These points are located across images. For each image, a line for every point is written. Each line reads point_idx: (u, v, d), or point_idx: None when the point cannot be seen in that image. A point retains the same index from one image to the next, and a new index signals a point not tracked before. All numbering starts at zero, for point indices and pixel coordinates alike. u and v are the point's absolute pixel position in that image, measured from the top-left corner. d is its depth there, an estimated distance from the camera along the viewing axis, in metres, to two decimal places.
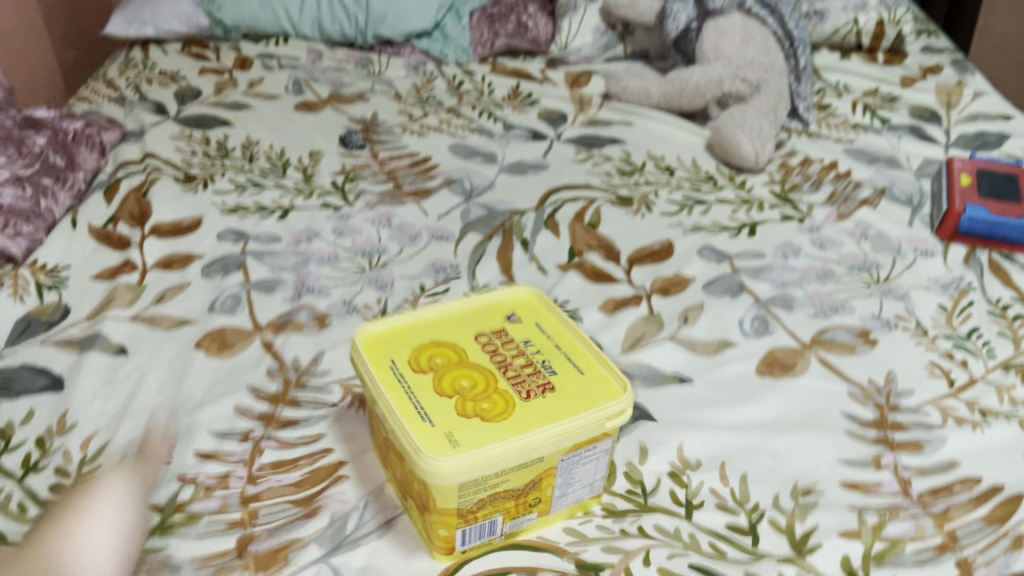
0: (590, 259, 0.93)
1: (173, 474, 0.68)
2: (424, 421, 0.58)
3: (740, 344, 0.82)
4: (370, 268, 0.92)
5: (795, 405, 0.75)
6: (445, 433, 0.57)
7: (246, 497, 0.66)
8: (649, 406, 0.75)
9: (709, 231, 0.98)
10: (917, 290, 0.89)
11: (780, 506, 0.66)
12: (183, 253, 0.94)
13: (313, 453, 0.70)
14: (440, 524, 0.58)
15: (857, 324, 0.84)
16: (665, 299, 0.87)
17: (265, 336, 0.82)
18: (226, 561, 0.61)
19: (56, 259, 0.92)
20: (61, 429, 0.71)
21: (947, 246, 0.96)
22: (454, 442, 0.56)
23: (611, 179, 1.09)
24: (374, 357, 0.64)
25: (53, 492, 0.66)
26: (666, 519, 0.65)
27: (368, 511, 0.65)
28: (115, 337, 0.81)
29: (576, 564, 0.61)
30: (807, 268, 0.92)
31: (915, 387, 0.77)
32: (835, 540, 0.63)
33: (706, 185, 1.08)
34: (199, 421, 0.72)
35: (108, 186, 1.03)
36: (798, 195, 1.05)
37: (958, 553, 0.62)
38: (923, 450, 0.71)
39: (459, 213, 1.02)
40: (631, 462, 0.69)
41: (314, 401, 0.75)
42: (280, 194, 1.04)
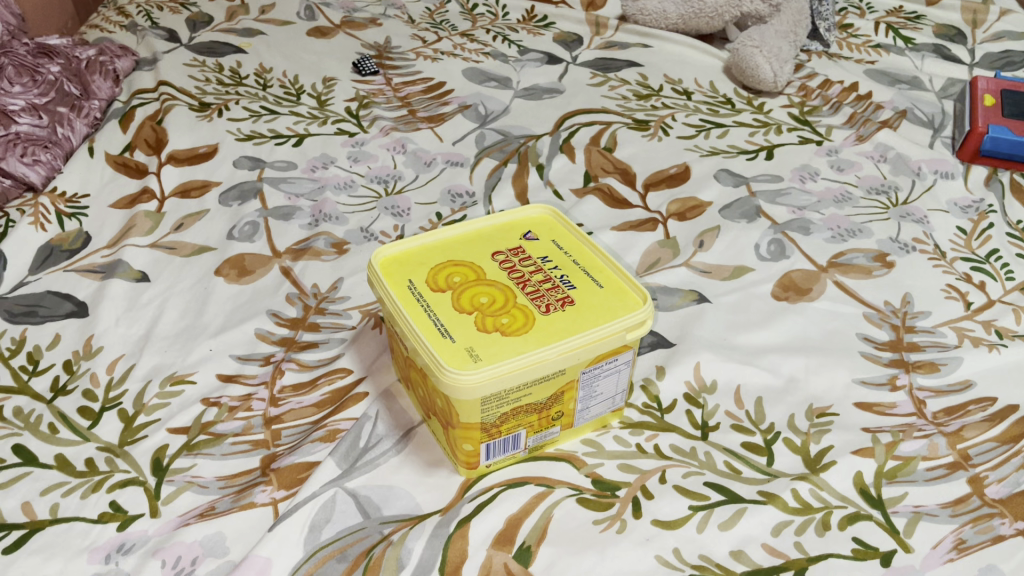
0: (607, 183, 0.93)
1: (197, 396, 0.69)
2: (446, 338, 0.58)
3: (756, 268, 0.82)
4: (386, 194, 0.92)
5: (810, 328, 0.75)
6: (467, 347, 0.58)
7: (269, 418, 0.68)
8: (667, 331, 0.75)
9: (726, 155, 0.97)
10: (936, 213, 0.88)
11: (795, 427, 0.67)
12: (200, 181, 0.94)
13: (330, 373, 0.72)
14: (464, 438, 0.60)
15: (874, 247, 0.84)
16: (681, 224, 0.87)
17: (284, 263, 0.83)
18: (252, 479, 0.63)
19: (74, 187, 0.92)
20: (87, 353, 0.73)
21: (968, 168, 0.95)
22: (476, 357, 0.57)
23: (626, 103, 1.07)
24: (392, 278, 0.64)
25: (82, 413, 0.68)
26: (682, 438, 0.66)
27: (382, 426, 0.67)
28: (136, 265, 0.82)
29: (593, 481, 0.63)
30: (825, 191, 0.91)
31: (931, 309, 0.77)
32: (848, 459, 0.64)
33: (723, 109, 1.06)
34: (220, 346, 0.74)
35: (122, 115, 1.03)
36: (817, 117, 1.04)
37: (969, 471, 0.63)
38: (938, 371, 0.71)
39: (474, 139, 1.02)
40: (648, 384, 0.71)
41: (332, 325, 0.76)
42: (293, 121, 1.04)
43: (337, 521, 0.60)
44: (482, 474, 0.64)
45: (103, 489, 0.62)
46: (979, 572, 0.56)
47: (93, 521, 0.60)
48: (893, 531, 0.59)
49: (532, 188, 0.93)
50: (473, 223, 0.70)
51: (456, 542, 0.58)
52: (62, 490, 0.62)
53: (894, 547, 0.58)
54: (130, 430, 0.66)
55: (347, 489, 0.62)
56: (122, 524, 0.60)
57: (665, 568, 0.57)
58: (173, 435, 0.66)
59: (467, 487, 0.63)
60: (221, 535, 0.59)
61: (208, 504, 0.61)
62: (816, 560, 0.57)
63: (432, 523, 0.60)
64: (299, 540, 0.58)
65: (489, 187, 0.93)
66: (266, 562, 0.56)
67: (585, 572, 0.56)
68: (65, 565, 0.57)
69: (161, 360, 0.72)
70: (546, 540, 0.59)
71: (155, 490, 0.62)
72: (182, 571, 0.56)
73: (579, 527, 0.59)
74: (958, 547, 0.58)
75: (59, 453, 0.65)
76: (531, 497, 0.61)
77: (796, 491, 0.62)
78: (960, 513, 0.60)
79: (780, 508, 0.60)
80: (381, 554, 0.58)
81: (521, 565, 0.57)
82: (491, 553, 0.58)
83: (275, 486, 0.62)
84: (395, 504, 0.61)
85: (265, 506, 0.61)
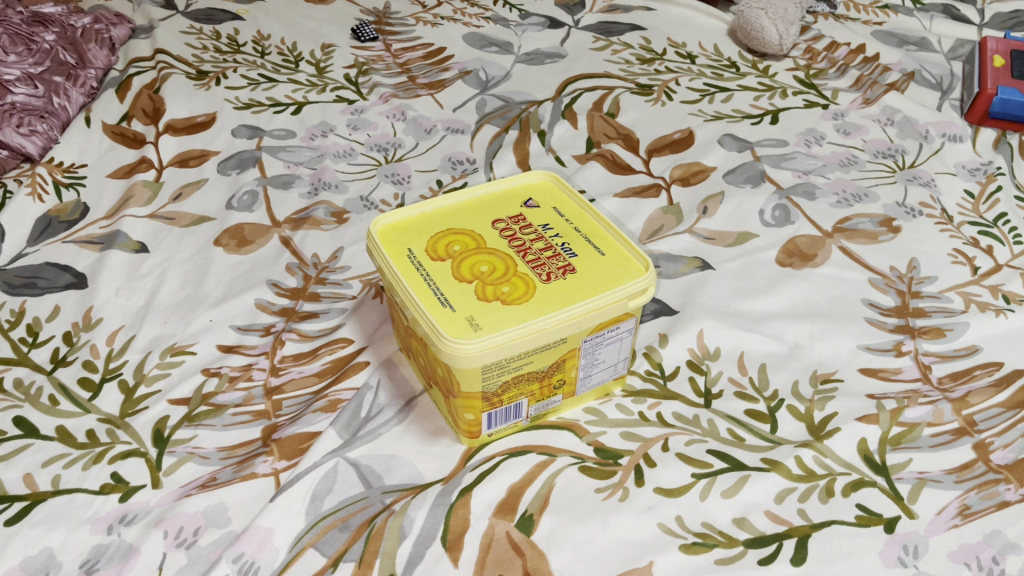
0: (609, 149, 0.92)
1: (198, 367, 0.69)
2: (445, 307, 0.58)
3: (760, 234, 0.81)
4: (386, 162, 0.91)
5: (814, 294, 0.74)
6: (467, 316, 0.57)
7: (270, 388, 0.68)
8: (670, 298, 0.75)
9: (731, 119, 0.96)
10: (943, 176, 0.87)
11: (799, 394, 0.66)
12: (198, 150, 0.93)
13: (331, 343, 0.71)
14: (466, 408, 0.60)
15: (880, 212, 0.83)
16: (685, 190, 0.86)
17: (283, 232, 0.82)
18: (253, 450, 0.63)
19: (72, 157, 0.91)
20: (87, 324, 0.72)
21: (976, 131, 0.93)
22: (476, 326, 0.56)
23: (629, 68, 1.06)
24: (391, 247, 0.63)
25: (83, 385, 0.67)
26: (685, 406, 0.66)
27: (383, 395, 0.66)
28: (135, 235, 0.82)
29: (595, 449, 0.63)
30: (831, 155, 0.90)
31: (938, 274, 0.76)
32: (852, 425, 0.63)
33: (728, 73, 1.05)
34: (219, 316, 0.73)
35: (119, 84, 1.01)
36: (823, 80, 1.02)
37: (975, 437, 0.62)
38: (944, 336, 0.70)
39: (474, 105, 1.00)
40: (650, 352, 0.70)
41: (333, 295, 0.76)
42: (292, 89, 1.03)
43: (338, 491, 0.60)
44: (484, 443, 0.63)
45: (105, 460, 0.62)
46: (983, 538, 0.56)
47: (95, 492, 0.60)
48: (897, 497, 0.59)
49: (534, 155, 0.92)
50: (473, 190, 0.69)
51: (458, 511, 0.58)
52: (63, 462, 0.62)
53: (898, 513, 0.58)
54: (131, 401, 0.66)
55: (348, 459, 0.62)
56: (124, 495, 0.60)
57: (667, 536, 0.57)
58: (174, 406, 0.66)
59: (468, 456, 0.62)
60: (223, 505, 0.59)
61: (209, 475, 0.61)
62: (819, 527, 0.57)
63: (434, 492, 0.60)
64: (301, 509, 0.58)
65: (490, 154, 0.92)
66: (268, 532, 0.56)
67: (587, 539, 0.56)
68: (67, 536, 0.57)
69: (161, 331, 0.72)
70: (548, 508, 0.58)
71: (156, 461, 0.62)
72: (185, 542, 0.57)
73: (581, 495, 0.59)
74: (962, 513, 0.58)
75: (60, 425, 0.64)
76: (533, 466, 0.61)
77: (800, 458, 0.61)
78: (965, 479, 0.60)
79: (783, 475, 0.60)
80: (383, 523, 0.58)
81: (523, 534, 0.57)
82: (494, 522, 0.58)
83: (276, 456, 0.62)
84: (397, 474, 0.61)
85: (267, 477, 0.61)
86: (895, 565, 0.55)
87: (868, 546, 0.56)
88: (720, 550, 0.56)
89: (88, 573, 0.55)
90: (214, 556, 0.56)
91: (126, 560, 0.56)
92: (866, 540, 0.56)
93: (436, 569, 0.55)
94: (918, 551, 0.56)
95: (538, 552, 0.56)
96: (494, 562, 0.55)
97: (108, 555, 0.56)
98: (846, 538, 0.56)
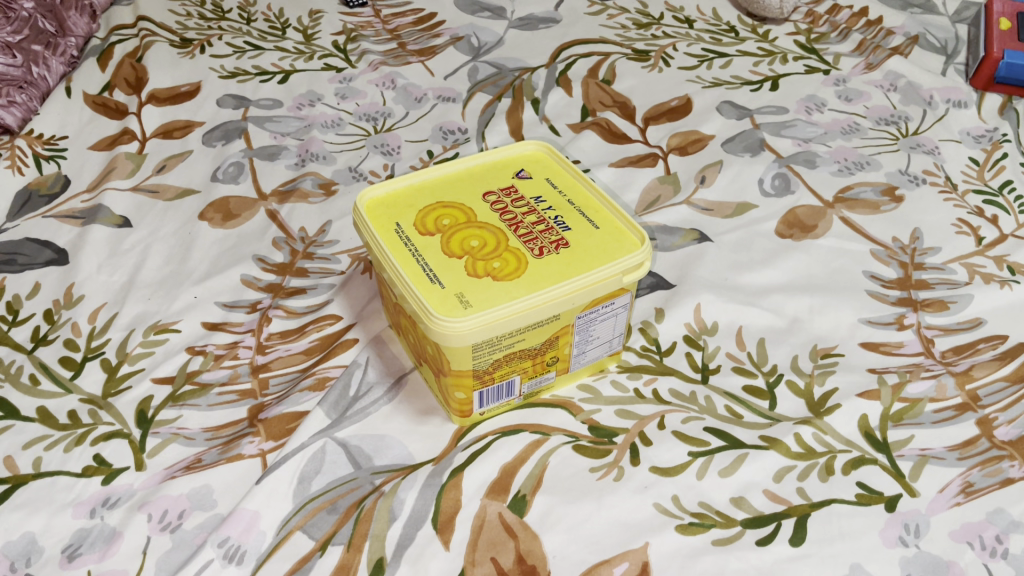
0: (605, 117, 0.90)
1: (182, 345, 0.67)
2: (434, 284, 0.56)
3: (759, 204, 0.78)
4: (375, 132, 0.89)
5: (815, 266, 0.72)
6: (456, 293, 0.55)
7: (256, 366, 0.66)
8: (667, 272, 0.73)
9: (729, 86, 0.93)
10: (948, 143, 0.85)
11: (798, 369, 0.65)
12: (182, 121, 0.90)
13: (319, 319, 0.69)
14: (457, 386, 0.58)
15: (882, 180, 0.81)
16: (682, 160, 0.84)
17: (270, 206, 0.80)
18: (238, 430, 0.61)
19: (52, 128, 0.89)
20: (69, 302, 0.71)
21: (982, 96, 0.91)
22: (465, 303, 0.55)
23: (626, 33, 1.03)
24: (379, 221, 0.62)
25: (64, 364, 0.66)
26: (682, 383, 0.64)
27: (372, 372, 0.65)
28: (117, 210, 0.79)
29: (590, 427, 0.61)
30: (832, 122, 0.88)
31: (941, 245, 0.74)
32: (853, 402, 0.62)
33: (727, 37, 1.02)
34: (205, 293, 0.71)
35: (101, 52, 0.98)
36: (824, 45, 1.00)
37: (978, 413, 0.61)
38: (948, 309, 0.69)
39: (466, 72, 0.98)
40: (647, 328, 0.68)
41: (321, 270, 0.74)
42: (279, 57, 1.00)
43: (327, 472, 0.58)
44: (476, 422, 0.62)
45: (87, 442, 0.60)
46: (986, 517, 0.55)
47: (77, 474, 0.58)
48: (899, 475, 0.57)
49: (527, 124, 0.90)
50: (463, 161, 0.67)
51: (449, 492, 0.57)
52: (44, 444, 0.60)
53: (900, 491, 0.56)
54: (114, 380, 0.65)
55: (337, 439, 0.60)
56: (107, 478, 0.58)
57: (663, 516, 0.55)
58: (158, 385, 0.64)
59: (460, 436, 0.61)
60: (208, 488, 0.57)
61: (195, 456, 0.60)
62: (819, 507, 0.56)
63: (425, 473, 0.58)
64: (288, 491, 0.57)
65: (483, 123, 0.90)
66: (254, 515, 0.55)
67: (581, 521, 0.55)
68: (49, 521, 0.56)
69: (144, 308, 0.70)
70: (542, 488, 0.57)
71: (140, 442, 0.61)
72: (169, 525, 0.55)
73: (575, 474, 0.58)
74: (965, 491, 0.56)
75: (40, 405, 0.63)
76: (526, 445, 0.60)
77: (800, 435, 0.60)
78: (969, 456, 0.58)
79: (782, 453, 0.59)
80: (373, 505, 0.56)
81: (515, 515, 0.56)
82: (486, 502, 0.56)
83: (263, 437, 0.60)
84: (387, 454, 0.60)
85: (253, 458, 0.59)
86: (897, 545, 0.54)
87: (868, 526, 0.54)
88: (717, 531, 0.55)
89: (70, 558, 0.54)
90: (200, 539, 0.55)
91: (109, 545, 0.54)
92: (867, 520, 0.55)
93: (427, 552, 0.54)
94: (920, 531, 0.54)
95: (531, 534, 0.54)
96: (486, 544, 0.54)
97: (91, 540, 0.55)
98: (846, 518, 0.55)
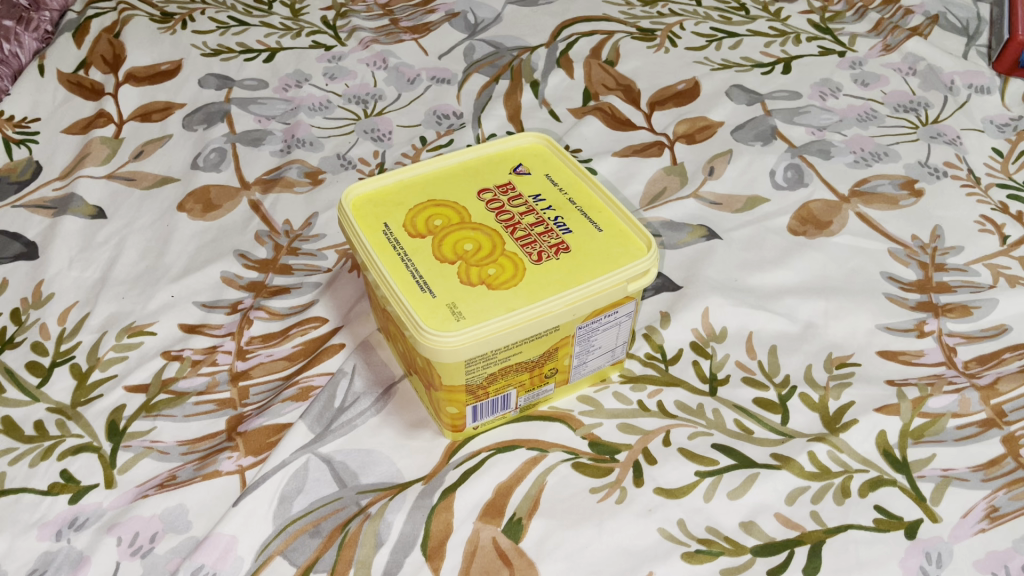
0: (607, 102, 0.85)
1: (157, 349, 0.63)
2: (424, 292, 0.52)
3: (771, 198, 0.74)
4: (365, 116, 0.84)
5: (830, 266, 0.68)
6: (448, 303, 0.51)
7: (236, 373, 0.62)
8: (673, 272, 0.69)
9: (740, 68, 0.88)
10: (970, 132, 0.80)
11: (812, 380, 0.61)
12: (162, 103, 0.86)
13: (303, 322, 0.65)
14: (450, 401, 0.54)
15: (901, 173, 0.76)
16: (690, 148, 0.79)
17: (253, 196, 0.76)
18: (216, 444, 0.58)
19: (23, 110, 0.84)
20: (37, 301, 0.66)
21: (1005, 82, 0.86)
22: (458, 315, 0.50)
23: (630, 10, 0.98)
24: (365, 221, 0.57)
25: (31, 370, 0.62)
26: (688, 394, 0.60)
27: (359, 381, 0.61)
28: (91, 199, 0.75)
29: (590, 443, 0.57)
30: (847, 109, 0.83)
31: (964, 243, 0.70)
32: (871, 417, 0.58)
33: (736, 16, 0.97)
34: (182, 291, 0.67)
35: (76, 27, 0.92)
36: (839, 25, 0.95)
37: (1004, 429, 0.57)
38: (971, 314, 0.65)
39: (462, 52, 0.93)
40: (651, 333, 0.65)
41: (306, 267, 0.70)
42: (264, 34, 0.95)
43: (309, 491, 0.55)
44: (469, 435, 0.58)
45: (54, 456, 0.57)
46: (1013, 544, 0.51)
47: (43, 492, 0.55)
48: (919, 498, 0.54)
49: (526, 108, 0.85)
50: (457, 154, 0.63)
51: (440, 514, 0.53)
52: (9, 458, 0.57)
53: (921, 516, 0.53)
54: (84, 387, 0.61)
55: (320, 455, 0.56)
56: (74, 496, 0.55)
57: (668, 542, 0.52)
58: (131, 393, 0.60)
59: (452, 452, 0.57)
60: (182, 508, 0.54)
61: (169, 472, 0.56)
62: (834, 533, 0.52)
63: (414, 493, 0.55)
64: (268, 513, 0.53)
65: (479, 106, 0.85)
66: (231, 540, 0.51)
67: (580, 548, 0.51)
68: (12, 542, 0.52)
69: (118, 308, 0.66)
70: (539, 511, 0.53)
71: (110, 457, 0.57)
72: (140, 550, 0.52)
73: (574, 496, 0.54)
74: (990, 516, 0.53)
75: (5, 415, 0.59)
76: (523, 463, 0.56)
77: (814, 454, 0.56)
78: (993, 478, 0.55)
79: (795, 474, 0.55)
80: (358, 528, 0.53)
81: (511, 541, 0.52)
82: (479, 526, 0.53)
83: (242, 452, 0.57)
84: (374, 471, 0.56)
85: (231, 475, 0.55)
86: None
87: (888, 554, 0.51)
88: (726, 559, 0.51)
89: None
90: (172, 565, 0.51)
91: (76, 570, 0.51)
92: (885, 547, 0.51)
93: None
94: (942, 560, 0.51)
95: (527, 561, 0.51)
96: (478, 574, 0.50)
97: (56, 565, 0.51)
98: (863, 545, 0.51)
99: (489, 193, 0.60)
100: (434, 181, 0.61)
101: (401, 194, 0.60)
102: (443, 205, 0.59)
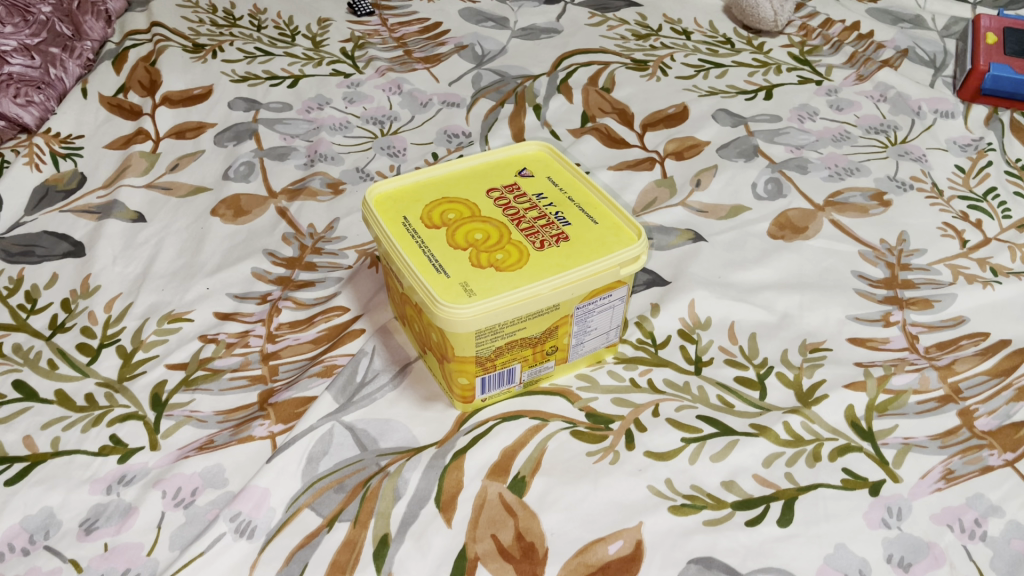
0: (605, 124, 0.93)
1: (195, 333, 0.70)
2: (439, 273, 0.58)
3: (752, 207, 0.81)
4: (382, 135, 0.92)
5: (805, 265, 0.75)
6: (461, 282, 0.58)
7: (266, 354, 0.69)
8: (662, 269, 0.76)
9: (725, 95, 0.96)
10: (935, 151, 0.88)
11: (788, 361, 0.67)
12: (194, 122, 0.93)
13: (327, 311, 0.72)
14: (461, 371, 0.60)
15: (872, 186, 0.84)
16: (679, 164, 0.87)
17: (279, 203, 0.83)
18: (249, 414, 0.64)
19: (69, 128, 0.91)
20: (85, 292, 0.73)
21: (969, 107, 0.95)
22: (470, 292, 0.57)
23: (625, 43, 1.06)
24: (387, 215, 0.64)
25: (81, 350, 0.68)
26: (676, 373, 0.67)
27: (378, 361, 0.67)
28: (132, 205, 0.82)
29: (587, 414, 0.64)
30: (823, 130, 0.91)
31: (927, 247, 0.77)
32: (840, 393, 0.64)
33: (722, 49, 1.05)
34: (216, 284, 0.74)
35: (115, 56, 1.01)
36: (817, 57, 1.03)
37: (960, 404, 0.64)
38: (932, 307, 0.71)
39: (470, 79, 1.01)
40: (642, 322, 0.71)
41: (329, 264, 0.77)
42: (288, 62, 1.03)
43: (334, 453, 0.61)
44: (477, 408, 0.64)
45: (104, 423, 0.63)
46: (966, 501, 0.57)
47: (94, 453, 0.61)
48: (882, 462, 0.60)
49: (529, 128, 0.93)
50: (468, 159, 0.70)
51: (452, 472, 0.59)
52: (62, 424, 0.63)
53: (883, 477, 0.59)
54: (129, 365, 0.67)
55: (344, 423, 0.63)
56: (123, 456, 0.61)
57: (657, 497, 0.58)
58: (172, 370, 0.67)
59: (463, 421, 0.63)
60: (220, 467, 0.60)
61: (207, 437, 0.62)
62: (805, 490, 0.58)
63: (428, 455, 0.61)
64: (297, 471, 0.59)
65: (486, 127, 0.93)
66: (264, 492, 0.57)
67: (579, 500, 0.57)
68: (67, 495, 0.58)
69: (158, 298, 0.73)
70: (540, 470, 0.59)
71: (154, 424, 0.63)
72: (182, 502, 0.57)
73: (571, 458, 0.60)
74: (946, 477, 0.59)
75: (59, 389, 0.65)
76: (525, 430, 0.62)
77: (788, 424, 0.62)
78: (950, 445, 0.61)
79: (771, 440, 0.61)
80: (378, 484, 0.59)
81: (515, 495, 0.58)
82: (486, 483, 0.59)
83: (273, 420, 0.63)
84: (392, 437, 0.62)
85: (263, 439, 0.61)
86: (879, 526, 0.56)
87: (853, 508, 0.57)
88: (708, 512, 0.57)
89: (87, 531, 0.56)
90: (212, 515, 0.57)
91: (125, 519, 0.56)
92: (851, 502, 0.57)
93: (430, 528, 0.56)
94: (902, 514, 0.57)
95: (530, 513, 0.57)
96: (486, 522, 0.56)
97: (107, 514, 0.57)
98: (832, 501, 0.57)
99: (491, 196, 0.67)
100: (442, 187, 0.67)
101: (413, 199, 0.66)
102: (452, 206, 0.65)
